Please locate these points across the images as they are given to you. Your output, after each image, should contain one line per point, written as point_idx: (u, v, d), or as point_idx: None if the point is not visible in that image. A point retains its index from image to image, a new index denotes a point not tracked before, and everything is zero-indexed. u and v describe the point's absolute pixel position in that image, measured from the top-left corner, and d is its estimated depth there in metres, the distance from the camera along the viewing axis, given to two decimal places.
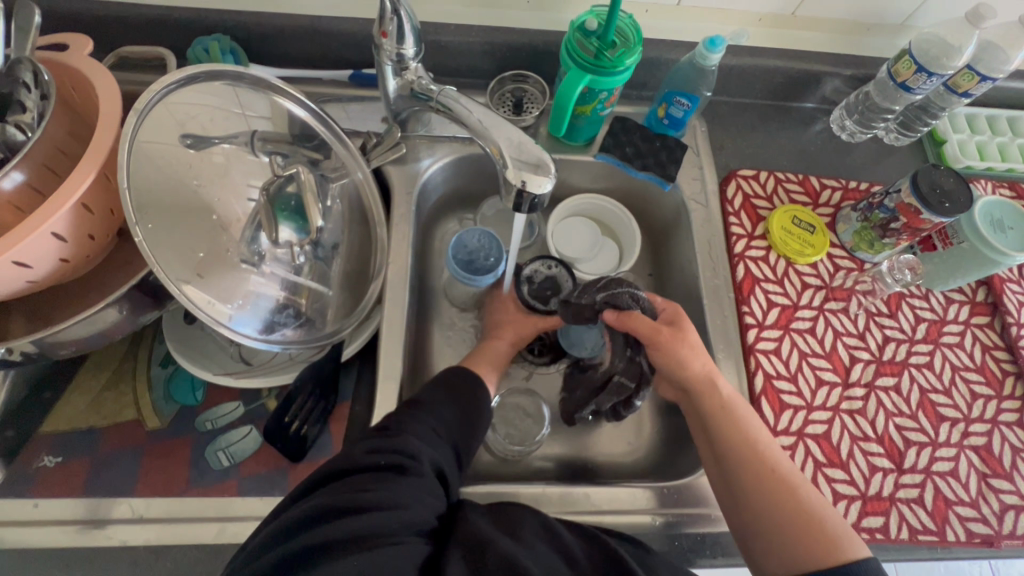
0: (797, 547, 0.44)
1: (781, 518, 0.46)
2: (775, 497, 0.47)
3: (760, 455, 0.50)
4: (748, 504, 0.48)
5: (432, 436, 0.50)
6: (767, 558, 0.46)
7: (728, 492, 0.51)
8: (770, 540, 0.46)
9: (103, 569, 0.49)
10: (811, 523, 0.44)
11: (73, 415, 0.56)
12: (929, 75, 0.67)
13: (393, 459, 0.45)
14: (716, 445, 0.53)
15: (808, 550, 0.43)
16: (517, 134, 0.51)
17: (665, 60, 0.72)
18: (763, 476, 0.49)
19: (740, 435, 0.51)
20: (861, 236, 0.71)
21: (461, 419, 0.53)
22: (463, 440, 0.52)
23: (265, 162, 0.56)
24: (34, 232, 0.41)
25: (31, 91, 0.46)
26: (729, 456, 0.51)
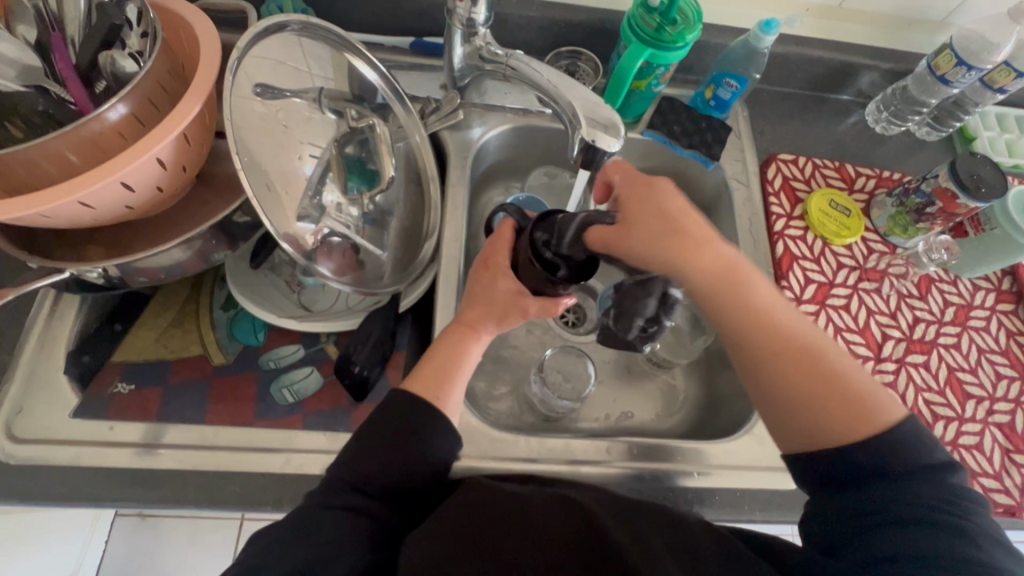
0: (836, 419, 0.43)
1: (826, 391, 0.44)
2: (812, 372, 0.45)
3: (795, 331, 0.47)
4: (788, 379, 0.45)
5: (345, 481, 0.47)
6: (793, 425, 0.45)
7: (749, 366, 0.47)
8: (804, 408, 0.45)
9: (177, 490, 0.51)
10: (859, 400, 0.44)
11: (142, 347, 0.58)
12: (969, 69, 0.70)
13: (297, 527, 0.44)
14: (736, 319, 0.47)
15: (856, 424, 0.43)
16: (590, 96, 0.55)
17: (715, 44, 0.75)
18: (808, 353, 0.46)
19: (734, 306, 0.47)
20: (895, 220, 0.73)
21: (385, 449, 0.48)
22: (395, 474, 0.48)
23: (332, 119, 0.59)
24: (143, 155, 0.43)
25: (133, 27, 0.48)
26: (734, 330, 0.47)
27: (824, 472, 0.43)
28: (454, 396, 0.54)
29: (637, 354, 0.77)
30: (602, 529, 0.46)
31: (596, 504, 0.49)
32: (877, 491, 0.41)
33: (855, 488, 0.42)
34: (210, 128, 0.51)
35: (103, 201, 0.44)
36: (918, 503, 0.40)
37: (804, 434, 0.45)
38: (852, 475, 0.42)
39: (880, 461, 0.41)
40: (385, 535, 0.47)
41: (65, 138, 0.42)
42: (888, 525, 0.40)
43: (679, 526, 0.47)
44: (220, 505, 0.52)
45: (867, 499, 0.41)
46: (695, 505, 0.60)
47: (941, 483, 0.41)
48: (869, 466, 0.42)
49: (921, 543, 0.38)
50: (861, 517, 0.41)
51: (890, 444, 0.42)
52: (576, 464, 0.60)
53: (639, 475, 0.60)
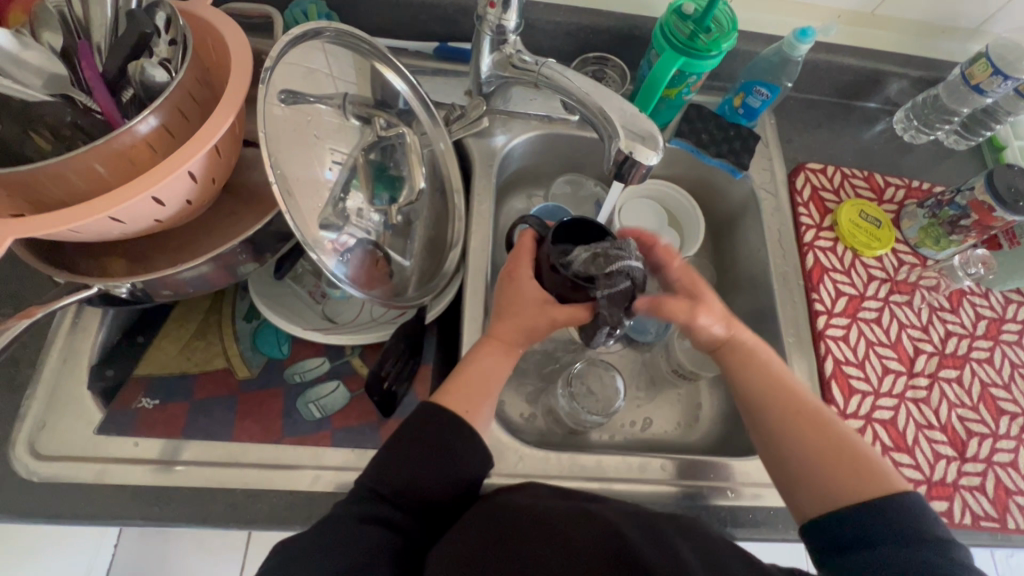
0: (839, 483, 0.45)
1: (834, 454, 0.47)
2: (823, 435, 0.48)
3: (809, 401, 0.51)
4: (800, 442, 0.48)
5: (374, 492, 0.46)
6: (801, 487, 0.47)
7: (764, 429, 0.51)
8: (808, 473, 0.47)
9: (204, 509, 0.50)
10: (864, 466, 0.45)
11: (165, 360, 0.57)
12: (1004, 79, 0.68)
13: (324, 539, 0.43)
14: (756, 388, 0.52)
15: (858, 489, 0.44)
16: (628, 107, 0.53)
17: (745, 51, 0.74)
18: (810, 418, 0.50)
19: (761, 376, 0.53)
20: (927, 232, 0.72)
21: (416, 461, 0.47)
22: (425, 487, 0.46)
23: (357, 126, 0.57)
24: (177, 169, 0.42)
25: (162, 36, 0.47)
26: (758, 394, 0.52)
27: (827, 539, 0.44)
28: (485, 411, 0.52)
29: (662, 366, 0.76)
30: (627, 543, 0.42)
31: (622, 518, 0.46)
32: (867, 552, 0.40)
33: (849, 552, 0.42)
34: (239, 138, 0.50)
35: (133, 215, 0.43)
36: (908, 565, 0.39)
37: (813, 494, 0.46)
38: (852, 535, 0.42)
39: (875, 525, 0.42)
40: (409, 548, 0.45)
41: (95, 152, 0.41)
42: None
43: (702, 535, 0.45)
44: (247, 525, 0.51)
45: (863, 558, 0.40)
46: (728, 524, 0.59)
47: (936, 551, 0.39)
48: (869, 531, 0.42)
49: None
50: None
51: (892, 509, 0.42)
52: (607, 482, 0.59)
53: (670, 492, 0.59)
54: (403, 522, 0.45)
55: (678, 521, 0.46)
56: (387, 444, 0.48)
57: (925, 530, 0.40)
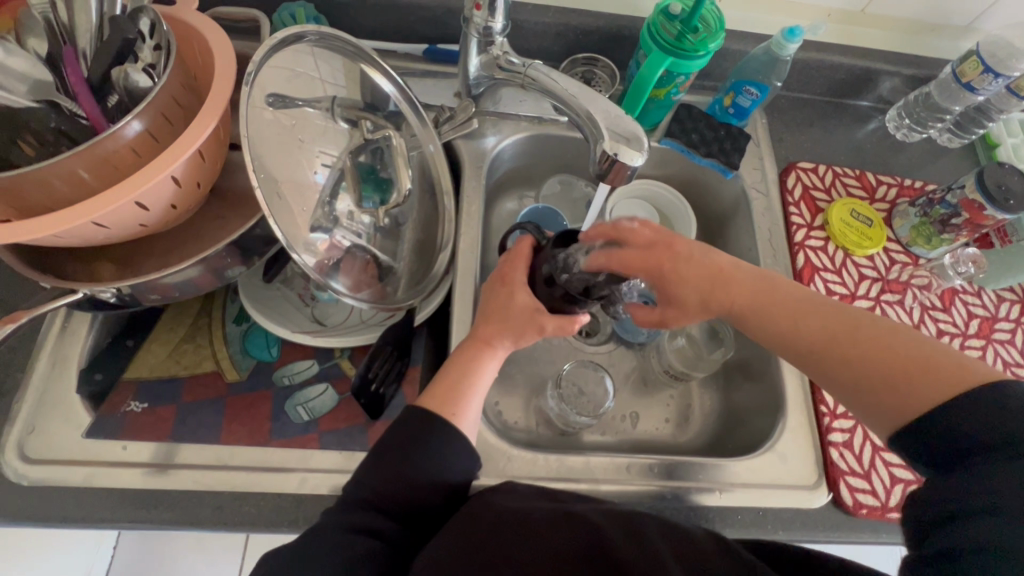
0: (913, 384, 0.41)
1: (885, 363, 0.43)
2: (872, 347, 0.44)
3: (845, 314, 0.47)
4: (849, 361, 0.45)
5: (359, 501, 0.45)
6: (877, 406, 0.43)
7: (807, 355, 0.48)
8: (879, 388, 0.43)
9: (193, 511, 0.51)
10: (924, 364, 0.41)
11: (154, 363, 0.57)
12: (995, 76, 0.68)
13: (312, 552, 0.42)
14: (783, 319, 0.49)
15: (928, 389, 0.40)
16: (613, 108, 0.53)
17: (735, 50, 0.73)
18: (851, 328, 0.46)
19: (784, 303, 0.49)
20: (918, 231, 0.72)
21: (401, 468, 0.46)
22: (410, 493, 0.46)
23: (345, 129, 0.57)
24: (159, 174, 0.42)
25: (146, 40, 0.47)
26: (793, 328, 0.48)
27: (923, 450, 0.39)
28: (471, 413, 0.52)
29: (654, 366, 0.75)
30: (610, 547, 0.43)
31: (604, 518, 0.46)
32: (970, 468, 0.36)
33: (955, 471, 0.36)
34: (224, 142, 0.50)
35: (116, 220, 0.43)
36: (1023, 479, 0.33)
37: (881, 409, 0.43)
38: (954, 447, 0.37)
39: (969, 431, 0.37)
40: (397, 558, 0.44)
41: (79, 158, 0.41)
42: (992, 509, 0.33)
43: (686, 539, 0.44)
44: (236, 527, 0.51)
45: (968, 479, 0.35)
46: (715, 524, 0.59)
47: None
48: (963, 439, 0.37)
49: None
50: (955, 502, 0.35)
51: (977, 407, 0.37)
52: (596, 483, 0.59)
53: (658, 493, 0.59)
54: (390, 532, 0.45)
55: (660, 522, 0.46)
56: (373, 452, 0.48)
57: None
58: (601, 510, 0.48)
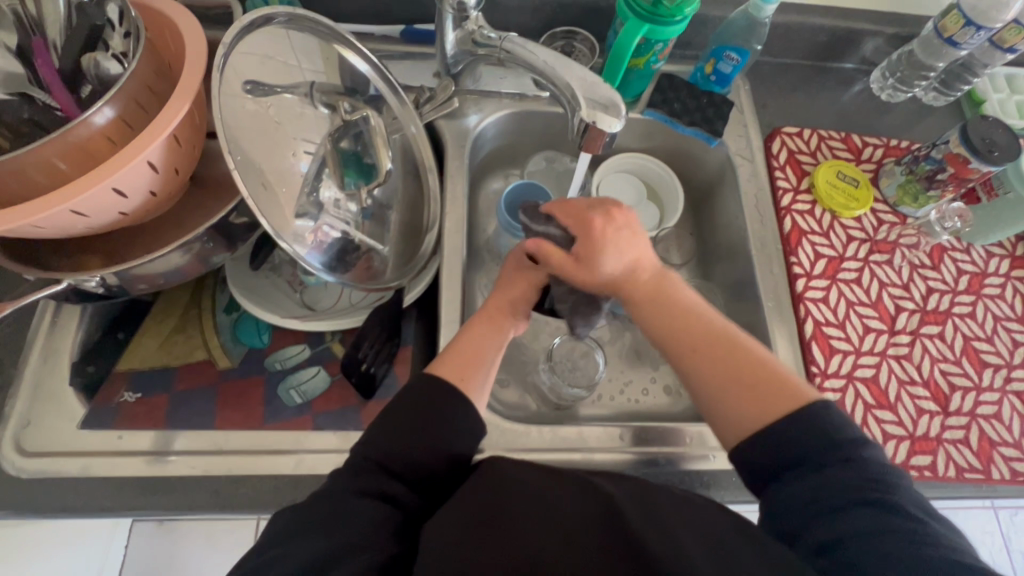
0: (758, 397, 0.44)
1: (745, 378, 0.45)
2: (739, 359, 0.47)
3: (719, 327, 0.49)
4: (710, 371, 0.47)
5: (370, 466, 0.45)
6: (733, 413, 0.45)
7: (677, 361, 0.49)
8: (736, 400, 0.45)
9: (191, 496, 0.51)
10: (773, 384, 0.44)
11: (145, 354, 0.57)
12: (977, 29, 0.67)
13: (322, 515, 0.41)
14: (671, 311, 0.50)
15: (777, 406, 0.43)
16: (589, 75, 0.53)
17: (713, 17, 0.73)
18: (728, 348, 0.47)
19: (685, 313, 0.50)
20: (905, 189, 0.72)
21: (414, 430, 0.46)
22: (422, 458, 0.46)
23: (325, 114, 0.57)
24: (134, 159, 0.42)
25: (115, 28, 0.47)
26: (675, 332, 0.49)
27: (759, 467, 0.43)
28: (481, 380, 0.52)
29: (645, 338, 0.75)
30: (621, 519, 0.41)
31: (616, 491, 0.45)
32: (798, 480, 0.41)
33: (782, 479, 0.41)
34: (201, 128, 0.50)
35: (95, 208, 0.43)
36: (844, 481, 0.39)
37: (734, 425, 0.45)
38: (785, 458, 0.42)
39: (791, 449, 0.41)
40: (408, 525, 0.43)
41: (51, 145, 0.41)
42: (819, 512, 0.39)
43: (694, 507, 0.43)
44: (233, 509, 0.52)
45: (801, 488, 0.40)
46: (712, 487, 0.59)
47: (861, 464, 0.40)
48: (801, 448, 0.41)
49: (866, 516, 0.38)
50: (806, 509, 0.40)
51: (809, 423, 0.42)
52: (590, 452, 0.59)
53: (653, 460, 0.60)
54: (402, 499, 0.44)
55: (672, 495, 0.45)
56: (379, 420, 0.47)
57: (836, 434, 0.41)
58: (614, 481, 0.47)
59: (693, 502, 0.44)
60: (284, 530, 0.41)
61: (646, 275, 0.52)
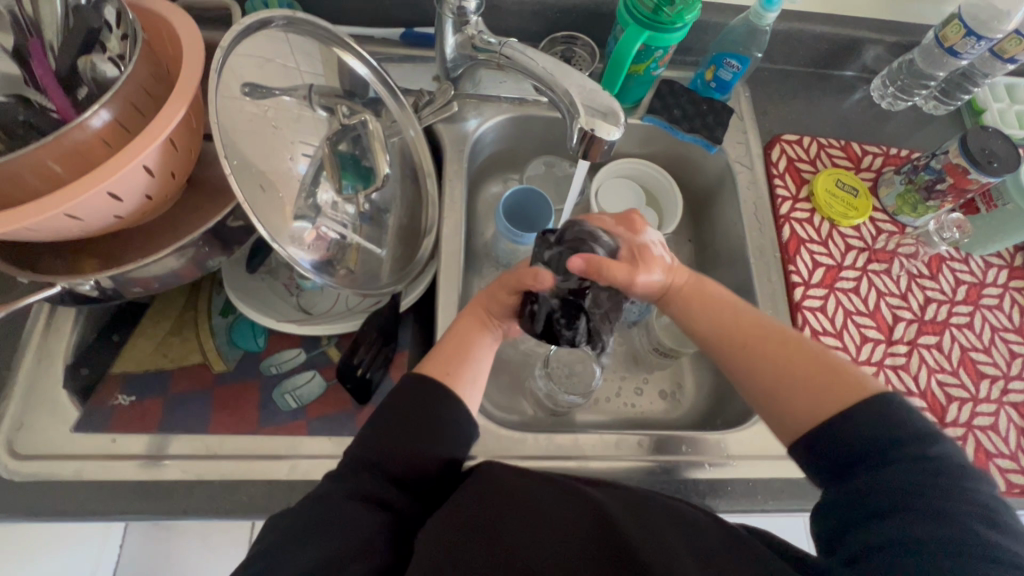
0: (816, 390, 0.44)
1: (803, 373, 0.45)
2: (797, 358, 0.47)
3: (774, 327, 0.50)
4: (765, 372, 0.47)
5: (362, 470, 0.44)
6: (785, 406, 0.45)
7: (721, 363, 0.51)
8: (791, 393, 0.45)
9: (184, 501, 0.51)
10: (834, 379, 0.44)
11: (140, 357, 0.58)
12: (977, 39, 0.67)
13: (314, 519, 0.41)
14: (705, 311, 0.53)
15: (832, 397, 0.43)
16: (589, 83, 0.53)
17: (714, 24, 0.73)
18: (790, 346, 0.48)
19: (723, 317, 0.52)
20: (904, 199, 0.72)
21: (406, 432, 0.46)
22: (416, 462, 0.45)
23: (322, 116, 0.57)
24: (129, 163, 0.42)
25: (113, 30, 0.47)
26: (713, 331, 0.52)
27: (819, 463, 0.42)
28: (471, 383, 0.52)
29: (643, 345, 0.75)
30: (614, 525, 0.41)
31: (608, 500, 0.45)
32: (864, 476, 0.39)
33: (855, 473, 0.39)
34: (198, 131, 0.50)
35: (90, 212, 0.43)
36: (905, 480, 0.37)
37: (791, 416, 0.45)
38: (843, 449, 0.40)
39: (849, 442, 0.40)
40: (402, 530, 0.43)
41: (46, 149, 0.40)
42: (877, 512, 0.37)
43: (685, 521, 0.43)
44: (227, 515, 0.52)
45: (860, 485, 0.39)
46: (708, 496, 0.59)
47: (930, 461, 0.38)
48: (873, 441, 0.40)
49: (924, 520, 0.35)
50: (864, 508, 0.38)
51: (880, 412, 0.40)
52: (586, 460, 0.59)
53: (649, 468, 0.60)
54: (395, 503, 0.44)
55: (666, 509, 0.45)
56: (368, 425, 0.47)
57: (903, 430, 0.39)
58: (604, 490, 0.47)
59: (686, 515, 0.44)
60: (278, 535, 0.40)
61: (685, 279, 0.55)
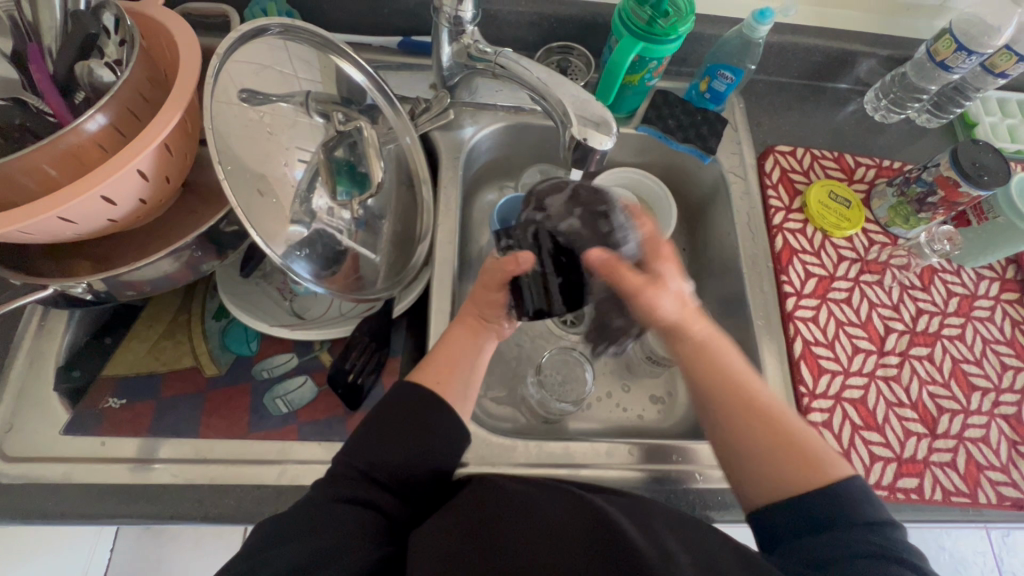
0: (791, 469, 0.45)
1: (783, 448, 0.46)
2: (774, 431, 0.47)
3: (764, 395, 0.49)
4: (742, 437, 0.48)
5: (352, 474, 0.44)
6: (753, 481, 0.46)
7: (716, 422, 0.50)
8: (766, 467, 0.46)
9: (171, 505, 0.51)
10: (808, 457, 0.45)
11: (132, 360, 0.57)
12: (968, 54, 0.68)
13: (304, 520, 0.41)
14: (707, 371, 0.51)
15: (808, 477, 0.44)
16: (582, 93, 0.54)
17: (708, 35, 0.74)
18: (767, 417, 0.48)
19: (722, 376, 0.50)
20: (896, 211, 0.72)
21: (394, 433, 0.46)
22: (407, 467, 0.46)
23: (319, 123, 0.57)
24: (125, 167, 0.42)
25: (110, 36, 0.47)
26: (710, 389, 0.50)
27: (774, 529, 0.44)
28: (460, 389, 0.52)
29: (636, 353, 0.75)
30: (613, 526, 0.41)
31: (609, 505, 0.45)
32: (811, 535, 0.42)
33: (792, 538, 0.43)
34: (193, 135, 0.50)
35: (83, 214, 0.43)
36: (853, 535, 0.41)
37: (766, 490, 0.46)
38: (804, 522, 0.43)
39: (815, 517, 0.42)
40: (390, 533, 0.43)
41: (42, 152, 0.41)
42: (830, 560, 0.40)
43: (676, 528, 0.43)
44: (214, 520, 0.51)
45: (809, 544, 0.41)
46: (698, 507, 0.59)
47: (868, 522, 0.42)
48: (816, 518, 0.42)
49: (874, 561, 0.39)
50: (815, 554, 0.41)
51: (841, 500, 0.42)
52: (577, 468, 0.59)
53: (639, 477, 0.60)
54: (383, 507, 0.44)
55: (654, 513, 0.45)
56: (364, 425, 0.48)
57: (858, 501, 0.43)
58: (605, 498, 0.47)
59: (684, 526, 0.44)
60: (268, 536, 0.40)
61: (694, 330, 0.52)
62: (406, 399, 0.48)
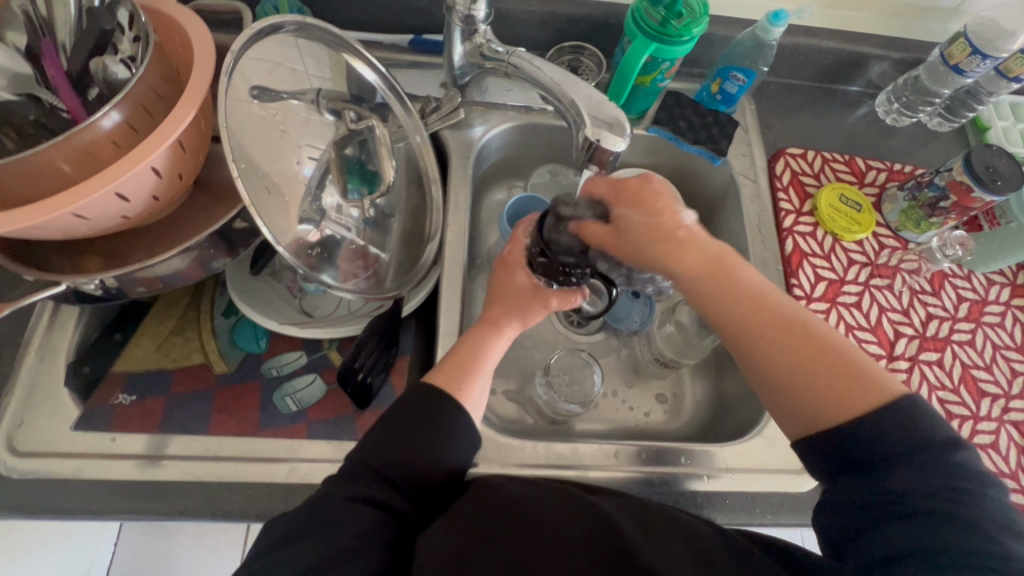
0: (834, 393, 0.42)
1: (818, 370, 0.43)
2: (815, 354, 0.44)
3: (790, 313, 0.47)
4: (772, 362, 0.46)
5: (365, 475, 0.44)
6: (792, 409, 0.44)
7: (747, 351, 0.47)
8: (801, 394, 0.43)
9: (182, 502, 0.51)
10: (850, 373, 0.42)
11: (143, 356, 0.58)
12: (983, 58, 0.68)
13: (314, 518, 0.41)
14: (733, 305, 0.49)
15: (854, 398, 0.41)
16: (596, 93, 0.54)
17: (720, 37, 0.73)
18: (802, 338, 0.45)
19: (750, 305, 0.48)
20: (907, 215, 0.72)
21: (409, 432, 0.47)
22: (418, 470, 0.45)
23: (329, 120, 0.57)
24: (139, 164, 0.42)
25: (125, 33, 0.47)
26: (738, 318, 0.48)
27: (824, 464, 0.41)
28: (477, 390, 0.52)
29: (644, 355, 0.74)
30: (616, 531, 0.41)
31: (612, 507, 0.44)
32: (868, 480, 0.38)
33: (850, 476, 0.39)
34: (206, 133, 0.50)
35: (97, 211, 0.43)
36: (929, 486, 0.36)
37: (806, 416, 0.43)
38: (853, 458, 0.39)
39: (868, 447, 0.39)
40: (400, 531, 0.43)
41: (56, 149, 0.41)
42: (888, 516, 0.37)
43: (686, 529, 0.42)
44: (224, 516, 0.52)
45: (864, 492, 0.38)
46: (706, 509, 0.59)
47: (949, 466, 0.37)
48: (863, 452, 0.39)
49: (944, 528, 0.35)
50: (873, 511, 0.38)
51: (893, 419, 0.39)
52: (585, 469, 0.59)
53: (647, 479, 0.59)
54: (394, 505, 0.44)
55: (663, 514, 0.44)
56: (381, 422, 0.48)
57: (928, 434, 0.38)
58: (608, 499, 0.46)
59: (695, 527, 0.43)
60: (280, 535, 0.40)
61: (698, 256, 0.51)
62: (423, 397, 0.49)
